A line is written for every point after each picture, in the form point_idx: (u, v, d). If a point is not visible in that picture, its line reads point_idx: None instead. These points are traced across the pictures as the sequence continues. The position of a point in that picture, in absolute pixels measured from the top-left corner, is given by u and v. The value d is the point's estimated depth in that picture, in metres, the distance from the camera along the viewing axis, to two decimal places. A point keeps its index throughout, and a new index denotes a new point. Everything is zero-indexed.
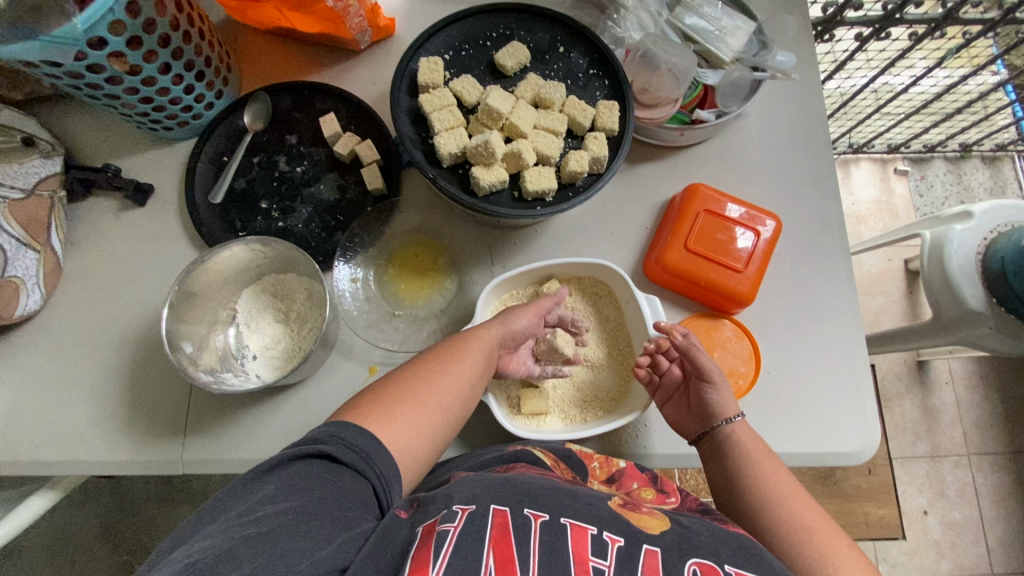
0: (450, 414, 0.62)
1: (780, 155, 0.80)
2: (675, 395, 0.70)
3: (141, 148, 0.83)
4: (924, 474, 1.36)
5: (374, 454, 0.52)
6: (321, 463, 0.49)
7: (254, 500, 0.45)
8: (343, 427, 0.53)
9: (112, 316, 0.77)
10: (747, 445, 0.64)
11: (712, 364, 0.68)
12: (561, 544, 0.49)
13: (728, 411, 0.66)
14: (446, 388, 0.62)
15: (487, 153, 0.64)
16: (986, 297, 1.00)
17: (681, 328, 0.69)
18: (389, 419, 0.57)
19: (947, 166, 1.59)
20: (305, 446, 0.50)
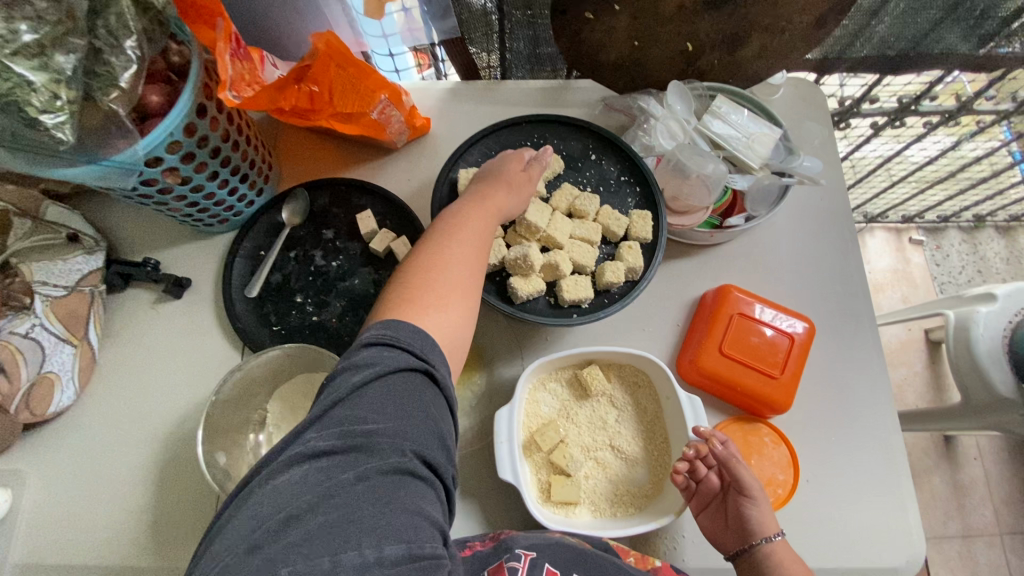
0: (479, 257, 0.59)
1: (805, 254, 0.81)
2: (710, 505, 0.69)
3: (182, 241, 0.85)
4: (957, 556, 1.31)
5: (436, 360, 0.49)
6: (414, 377, 0.47)
7: (362, 414, 0.43)
8: (409, 334, 0.49)
9: (142, 409, 0.77)
10: (787, 568, 0.62)
11: (752, 477, 0.67)
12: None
13: (768, 529, 0.64)
14: (469, 243, 0.59)
15: (526, 265, 0.65)
16: (1014, 382, 0.99)
17: (719, 435, 0.68)
18: (427, 312, 0.52)
19: (963, 236, 1.60)
20: (402, 355, 0.47)
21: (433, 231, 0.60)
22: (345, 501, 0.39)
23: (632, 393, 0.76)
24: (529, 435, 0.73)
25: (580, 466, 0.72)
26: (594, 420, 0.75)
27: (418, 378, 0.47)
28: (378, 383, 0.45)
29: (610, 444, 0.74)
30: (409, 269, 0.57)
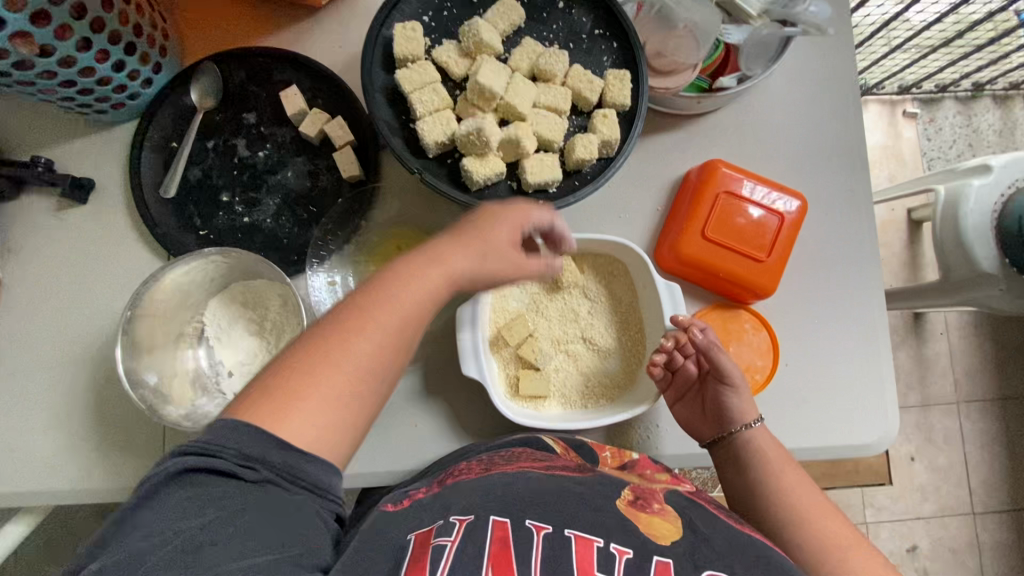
0: (376, 368, 0.48)
1: (800, 122, 0.72)
2: (688, 394, 0.66)
3: (75, 135, 0.71)
4: (913, 422, 1.38)
5: (297, 465, 0.42)
6: (228, 485, 0.40)
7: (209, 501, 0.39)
8: (229, 436, 0.42)
9: (63, 330, 0.69)
10: (767, 452, 0.60)
11: (734, 366, 0.62)
12: (565, 557, 0.45)
13: (747, 416, 0.62)
14: (354, 368, 0.47)
15: (481, 142, 0.54)
16: (999, 258, 0.96)
17: (698, 324, 0.63)
18: (293, 416, 0.44)
19: (958, 107, 1.47)
20: (199, 461, 0.40)
21: (340, 307, 0.49)
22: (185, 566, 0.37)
23: (606, 285, 0.70)
24: (495, 331, 0.68)
25: (550, 361, 0.68)
26: (565, 314, 0.69)
27: (264, 490, 0.41)
28: (174, 497, 0.39)
29: (583, 338, 0.69)
30: (328, 320, 0.49)
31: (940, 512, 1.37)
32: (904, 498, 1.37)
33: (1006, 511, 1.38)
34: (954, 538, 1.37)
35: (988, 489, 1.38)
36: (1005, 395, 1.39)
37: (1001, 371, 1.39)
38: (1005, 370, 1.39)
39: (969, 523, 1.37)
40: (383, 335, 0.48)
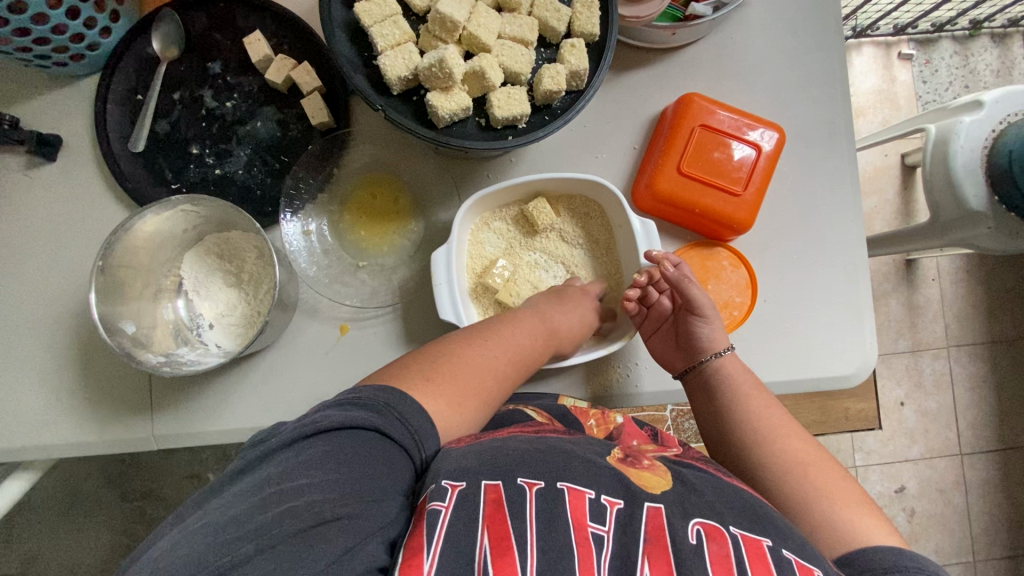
0: (502, 377, 0.58)
1: (778, 53, 0.70)
2: (663, 327, 0.66)
3: (38, 91, 0.70)
4: (903, 368, 1.34)
5: (425, 437, 0.48)
6: (373, 439, 0.44)
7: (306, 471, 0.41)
8: (387, 395, 0.47)
9: (42, 288, 0.69)
10: (736, 380, 0.61)
11: (705, 297, 0.63)
12: (560, 510, 0.46)
13: (717, 345, 0.62)
14: (490, 366, 0.57)
15: (443, 74, 0.53)
16: (989, 194, 0.87)
17: (672, 258, 0.63)
18: (444, 395, 0.52)
19: (955, 48, 1.32)
20: (356, 413, 0.45)
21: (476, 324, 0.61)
22: (311, 518, 0.38)
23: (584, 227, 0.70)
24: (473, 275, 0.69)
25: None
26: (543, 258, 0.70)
27: (396, 451, 0.45)
28: (318, 448, 0.42)
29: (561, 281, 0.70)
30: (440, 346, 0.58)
31: (929, 455, 1.34)
32: (891, 441, 1.34)
33: (995, 451, 1.35)
34: (943, 478, 1.34)
35: (979, 432, 1.35)
36: (995, 339, 1.35)
37: (992, 316, 1.35)
38: (999, 314, 1.35)
39: (957, 463, 1.34)
40: (519, 355, 0.60)
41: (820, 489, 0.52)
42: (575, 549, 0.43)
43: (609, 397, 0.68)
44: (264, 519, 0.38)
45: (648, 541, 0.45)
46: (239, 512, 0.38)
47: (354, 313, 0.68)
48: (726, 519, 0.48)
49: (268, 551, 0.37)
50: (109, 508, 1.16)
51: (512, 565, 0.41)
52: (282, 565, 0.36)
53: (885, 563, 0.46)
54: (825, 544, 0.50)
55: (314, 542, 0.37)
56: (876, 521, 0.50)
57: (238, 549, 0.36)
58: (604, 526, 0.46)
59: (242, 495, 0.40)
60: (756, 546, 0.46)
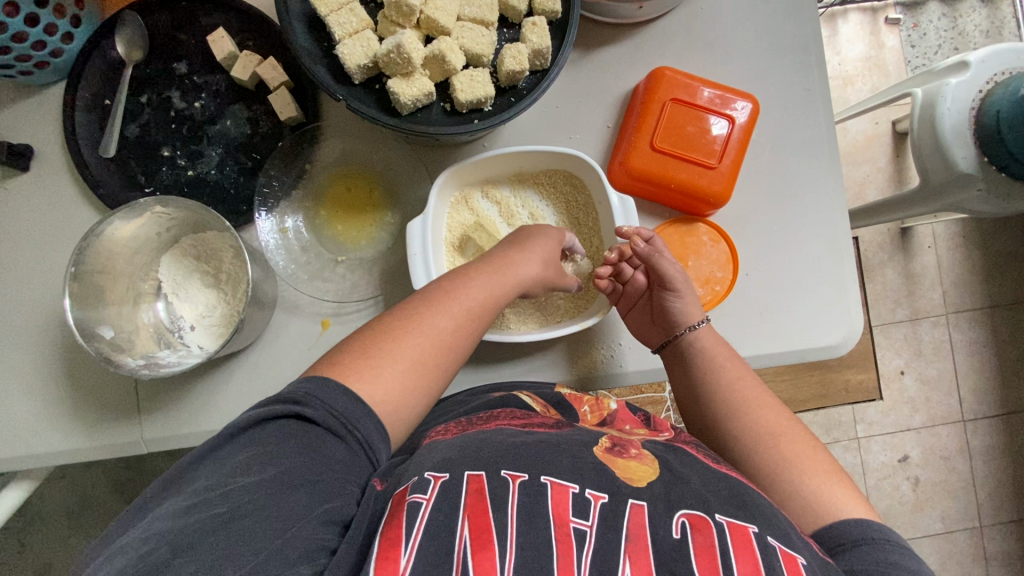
0: (447, 341, 0.56)
1: (750, 22, 0.69)
2: (638, 303, 0.66)
3: (7, 101, 0.69)
4: (903, 337, 1.32)
5: (358, 418, 0.48)
6: (296, 428, 0.44)
7: (225, 471, 0.41)
8: (310, 385, 0.48)
9: (25, 298, 0.69)
10: (711, 351, 0.61)
11: (678, 271, 0.63)
12: (541, 505, 0.44)
13: (692, 317, 0.62)
14: (438, 331, 0.55)
15: (403, 60, 0.53)
16: (977, 156, 0.83)
17: (643, 233, 0.63)
18: (378, 374, 0.51)
19: (943, 9, 1.28)
20: (276, 407, 0.45)
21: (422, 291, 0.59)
22: (236, 510, 0.38)
23: (568, 210, 0.71)
24: (450, 253, 0.69)
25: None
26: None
27: (323, 436, 0.45)
28: (239, 451, 0.43)
29: None
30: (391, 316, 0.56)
31: (931, 422, 1.33)
32: (893, 411, 1.32)
33: (996, 415, 1.34)
34: (946, 445, 1.33)
35: (981, 399, 1.34)
36: (994, 303, 1.33)
37: (990, 280, 1.33)
38: (997, 279, 1.33)
39: (960, 430, 1.33)
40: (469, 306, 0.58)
41: (788, 460, 0.53)
42: (555, 545, 0.42)
43: (598, 380, 0.68)
44: (180, 527, 0.37)
45: (629, 540, 0.44)
46: (162, 521, 0.38)
47: (335, 308, 0.68)
48: (711, 507, 0.46)
49: (189, 551, 0.36)
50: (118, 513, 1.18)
51: (491, 559, 0.41)
52: (205, 563, 0.36)
53: (852, 535, 0.47)
54: (795, 514, 0.51)
55: (238, 532, 0.37)
56: (844, 490, 0.51)
57: (158, 556, 0.36)
58: (586, 520, 0.44)
59: (170, 506, 0.39)
60: (742, 533, 0.44)
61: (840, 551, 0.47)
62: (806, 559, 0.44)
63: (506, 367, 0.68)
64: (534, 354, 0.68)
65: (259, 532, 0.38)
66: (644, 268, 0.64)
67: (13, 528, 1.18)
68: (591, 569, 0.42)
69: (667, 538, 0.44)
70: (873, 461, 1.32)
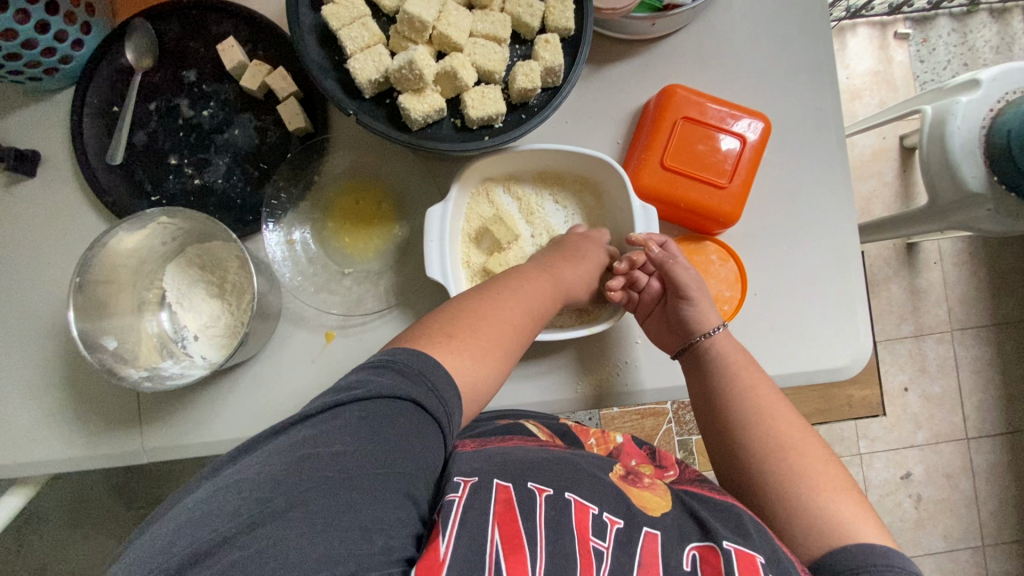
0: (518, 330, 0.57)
1: (763, 39, 0.69)
2: (654, 311, 0.65)
3: (15, 106, 0.69)
4: (907, 353, 1.32)
5: (447, 395, 0.47)
6: (408, 409, 0.43)
7: (327, 436, 0.40)
8: (418, 361, 0.47)
9: (29, 303, 0.68)
10: (727, 357, 0.60)
11: (692, 278, 0.62)
12: (566, 521, 0.44)
13: (707, 324, 0.61)
14: (507, 317, 0.56)
15: (414, 76, 0.52)
16: (987, 175, 0.82)
17: (656, 239, 0.63)
18: (459, 353, 0.51)
19: (953, 25, 1.27)
20: (397, 382, 0.45)
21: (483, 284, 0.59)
22: (342, 479, 0.38)
23: (585, 215, 0.72)
24: (466, 245, 0.68)
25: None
26: (541, 240, 0.71)
27: (430, 426, 0.44)
28: (353, 411, 0.42)
29: None
30: (459, 307, 0.56)
31: (935, 440, 1.32)
32: (896, 427, 1.32)
33: (1000, 434, 1.33)
34: (949, 463, 1.32)
35: (984, 416, 1.33)
36: (1000, 321, 1.32)
37: (996, 297, 1.32)
38: (1003, 297, 1.32)
39: (963, 448, 1.32)
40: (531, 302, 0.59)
41: (797, 475, 0.52)
42: (578, 560, 0.42)
43: (610, 401, 0.67)
44: (260, 498, 0.36)
45: (642, 566, 0.43)
46: (275, 467, 0.38)
47: (340, 320, 0.68)
48: (716, 533, 0.45)
49: (306, 505, 0.36)
50: (117, 515, 1.17)
51: (523, 564, 0.40)
52: (322, 523, 0.35)
53: (854, 562, 0.47)
54: (799, 530, 0.51)
55: (347, 504, 0.37)
56: (855, 510, 0.50)
57: (278, 502, 0.36)
58: (604, 541, 0.44)
59: (247, 471, 0.38)
60: (749, 562, 0.43)
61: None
62: None
63: (511, 383, 0.67)
64: (540, 371, 0.67)
65: (362, 510, 0.37)
66: (659, 274, 0.64)
67: (10, 529, 1.18)
68: None
69: (677, 569, 0.44)
70: (875, 478, 1.31)
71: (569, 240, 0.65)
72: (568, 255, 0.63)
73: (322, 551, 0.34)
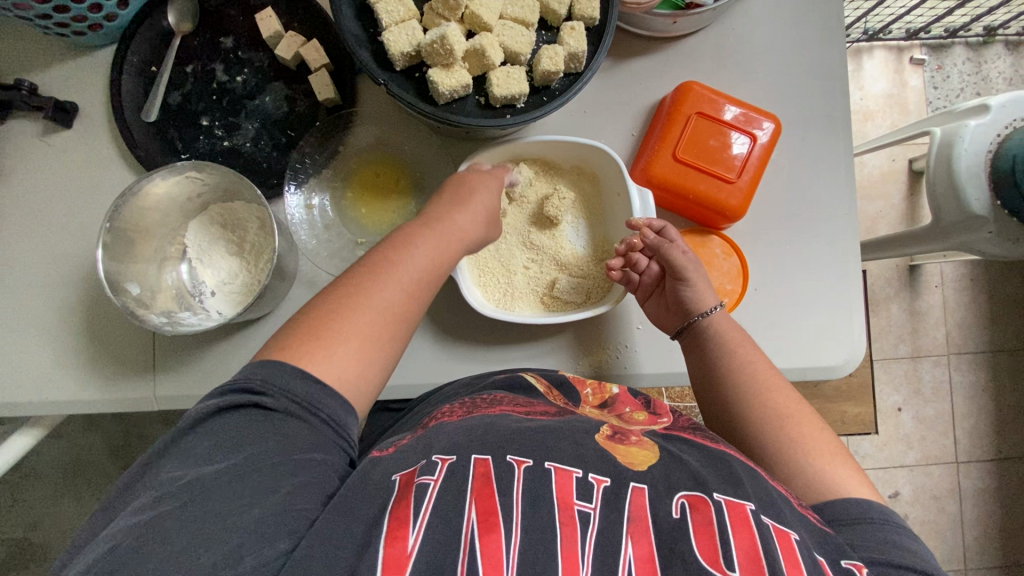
0: (397, 308, 0.55)
1: (781, 47, 0.71)
2: (654, 293, 0.67)
3: (57, 60, 0.72)
4: (902, 373, 1.33)
5: (318, 398, 0.48)
6: (256, 415, 0.45)
7: (187, 462, 0.43)
8: (260, 370, 0.47)
9: (55, 249, 0.71)
10: (723, 335, 0.62)
11: (688, 260, 0.64)
12: (545, 489, 0.46)
13: (704, 304, 0.64)
14: (384, 302, 0.54)
15: (445, 51, 0.55)
16: (991, 198, 0.83)
17: (654, 224, 0.65)
18: (325, 353, 0.50)
19: (968, 54, 1.29)
20: (236, 397, 0.46)
21: (361, 263, 0.57)
22: (195, 497, 0.40)
23: (581, 204, 0.73)
24: None
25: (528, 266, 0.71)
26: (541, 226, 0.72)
27: (285, 419, 0.46)
28: (213, 435, 0.44)
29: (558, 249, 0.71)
30: (328, 297, 0.54)
31: (924, 461, 1.33)
32: (887, 446, 1.33)
33: (991, 460, 1.34)
34: (937, 485, 1.33)
35: (976, 443, 1.34)
36: (996, 349, 1.34)
37: (994, 325, 1.33)
38: (1001, 325, 1.34)
39: (953, 471, 1.33)
40: (412, 280, 0.56)
41: (795, 442, 0.54)
42: (559, 528, 0.43)
43: (609, 379, 0.69)
44: (144, 522, 0.39)
45: (631, 521, 0.45)
46: (136, 517, 0.40)
47: None
48: (709, 487, 0.47)
49: (160, 538, 0.38)
50: (114, 477, 1.19)
51: (497, 540, 0.42)
52: (175, 548, 0.38)
53: (853, 514, 0.49)
54: (799, 491, 0.52)
55: (207, 516, 0.39)
56: (851, 473, 0.52)
57: (122, 552, 0.38)
58: (590, 502, 0.46)
59: (143, 499, 0.41)
60: (739, 510, 0.45)
61: (840, 524, 0.48)
62: (799, 535, 0.45)
63: (513, 357, 0.70)
64: (542, 350, 0.70)
65: (219, 513, 0.39)
66: (657, 259, 0.65)
67: (9, 481, 1.20)
68: (594, 550, 0.43)
69: (667, 518, 0.45)
70: None
71: (463, 183, 0.63)
72: (462, 203, 0.61)
73: (184, 567, 0.37)
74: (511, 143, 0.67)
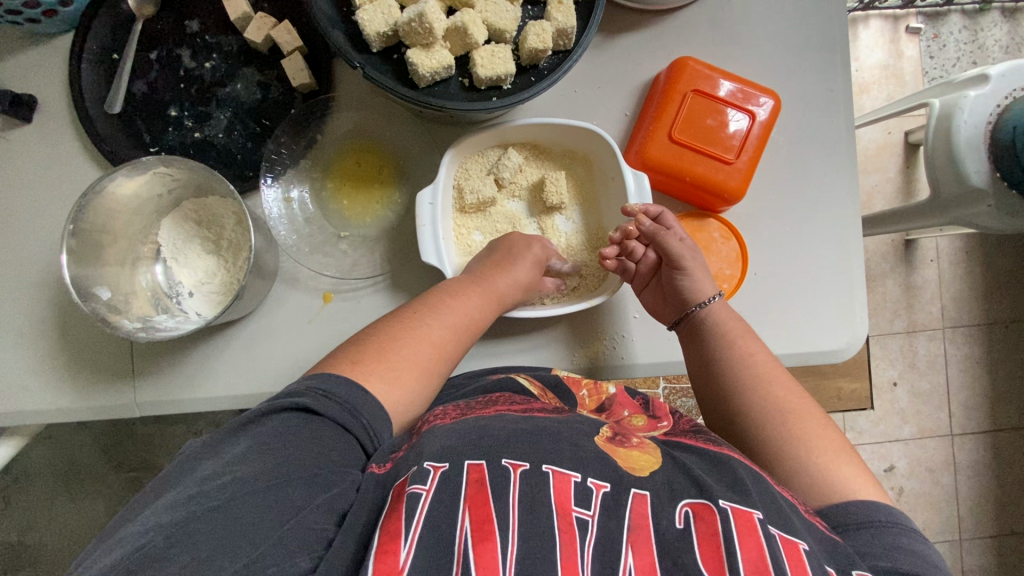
0: (442, 350, 0.57)
1: (778, 18, 0.68)
2: (651, 283, 0.65)
3: (11, 49, 0.67)
4: (898, 349, 1.33)
5: (362, 405, 0.49)
6: (298, 419, 0.45)
7: (219, 464, 0.41)
8: (314, 381, 0.49)
9: (22, 251, 0.67)
10: (723, 326, 0.60)
11: (684, 248, 0.62)
12: (544, 493, 0.44)
13: (702, 294, 0.61)
14: (428, 345, 0.56)
15: (424, 30, 0.51)
16: (991, 171, 0.81)
17: (650, 211, 0.63)
18: (383, 373, 0.52)
19: (964, 22, 1.26)
20: (283, 401, 0.46)
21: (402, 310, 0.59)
22: (233, 499, 0.38)
23: (574, 188, 0.69)
24: (463, 216, 0.68)
25: None
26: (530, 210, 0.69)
27: (326, 424, 0.46)
28: (257, 438, 0.43)
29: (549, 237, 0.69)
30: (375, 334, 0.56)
31: (919, 435, 1.34)
32: (883, 421, 1.33)
33: (985, 432, 1.35)
34: (932, 458, 1.34)
35: (970, 415, 1.34)
36: (991, 322, 1.33)
37: (989, 299, 1.33)
38: (995, 298, 1.33)
39: (947, 444, 1.34)
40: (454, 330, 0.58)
41: (797, 437, 0.53)
42: (558, 535, 0.42)
43: (601, 375, 0.67)
44: (173, 521, 0.37)
45: (632, 530, 0.43)
46: (162, 515, 0.37)
47: (335, 282, 0.67)
48: (714, 493, 0.45)
49: (187, 541, 0.36)
50: (105, 478, 1.17)
51: (493, 551, 0.40)
52: (203, 553, 0.35)
53: (858, 516, 0.47)
54: (800, 489, 0.51)
55: (235, 522, 0.37)
56: (854, 470, 0.51)
57: (151, 549, 0.35)
58: (589, 510, 0.44)
59: (171, 498, 0.39)
60: (746, 519, 0.44)
61: (845, 528, 0.47)
62: (808, 544, 0.43)
63: (506, 350, 0.67)
64: (536, 342, 0.67)
65: (251, 522, 0.37)
66: (653, 248, 0.63)
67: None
68: (592, 564, 0.41)
69: (669, 528, 0.44)
70: None
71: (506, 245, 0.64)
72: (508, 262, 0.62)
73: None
74: (498, 127, 0.63)
